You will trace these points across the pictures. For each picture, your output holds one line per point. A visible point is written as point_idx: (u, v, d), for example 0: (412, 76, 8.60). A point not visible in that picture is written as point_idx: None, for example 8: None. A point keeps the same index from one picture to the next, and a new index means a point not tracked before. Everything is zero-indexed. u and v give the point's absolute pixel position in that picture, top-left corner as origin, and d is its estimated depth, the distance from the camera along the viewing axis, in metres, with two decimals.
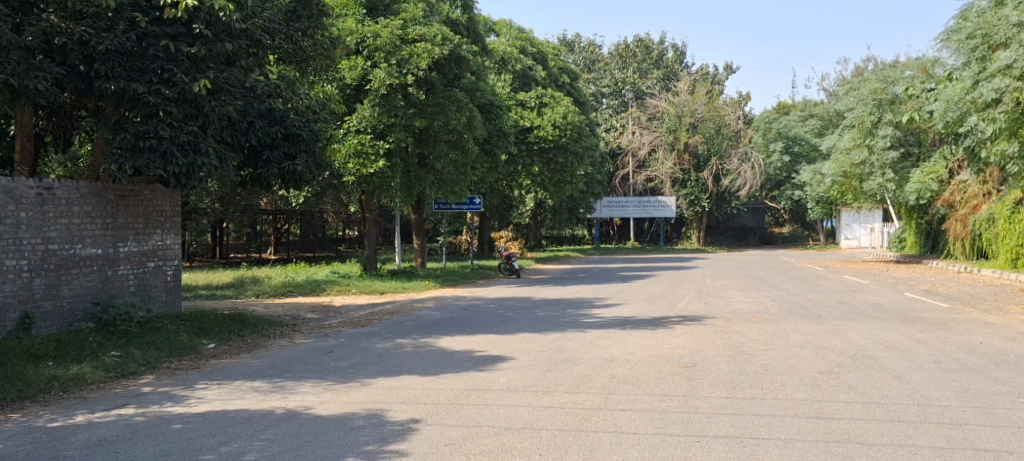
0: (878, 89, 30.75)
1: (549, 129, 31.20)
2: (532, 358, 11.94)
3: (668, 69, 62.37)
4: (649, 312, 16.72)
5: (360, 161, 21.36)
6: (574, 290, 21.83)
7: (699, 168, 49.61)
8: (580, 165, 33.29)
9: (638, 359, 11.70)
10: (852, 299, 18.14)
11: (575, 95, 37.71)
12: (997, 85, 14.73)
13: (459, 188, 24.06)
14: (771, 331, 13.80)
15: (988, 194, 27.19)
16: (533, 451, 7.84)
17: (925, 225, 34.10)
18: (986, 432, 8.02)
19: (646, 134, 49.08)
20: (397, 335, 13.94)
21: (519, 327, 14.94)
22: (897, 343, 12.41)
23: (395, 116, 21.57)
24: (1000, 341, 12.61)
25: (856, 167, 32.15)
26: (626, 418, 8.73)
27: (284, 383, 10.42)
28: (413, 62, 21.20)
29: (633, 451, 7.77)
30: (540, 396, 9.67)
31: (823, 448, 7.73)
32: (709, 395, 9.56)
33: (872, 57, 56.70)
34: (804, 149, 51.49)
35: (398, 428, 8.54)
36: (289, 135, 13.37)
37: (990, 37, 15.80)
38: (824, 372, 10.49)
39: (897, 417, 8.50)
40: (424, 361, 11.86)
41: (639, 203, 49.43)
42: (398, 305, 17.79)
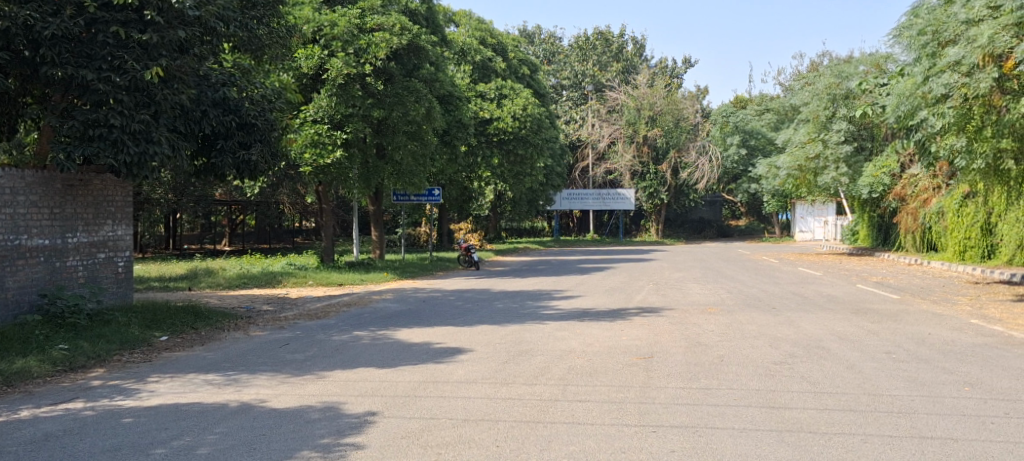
0: (833, 83, 31.69)
1: (509, 121, 31.26)
2: (490, 349, 11.95)
3: (627, 61, 62.56)
4: (607, 304, 16.81)
5: (316, 151, 21.13)
6: (533, 282, 21.83)
7: (659, 160, 50.02)
8: (540, 157, 33.40)
9: (596, 350, 11.75)
10: (806, 291, 18.42)
11: (535, 87, 37.78)
12: (946, 81, 15.03)
13: (418, 180, 23.90)
14: (727, 322, 13.96)
15: (937, 187, 27.67)
16: (491, 443, 7.83)
17: (877, 218, 34.63)
18: (934, 420, 8.17)
19: (605, 126, 49.21)
20: (354, 328, 13.86)
21: (477, 319, 14.94)
22: (849, 334, 12.63)
23: (352, 107, 21.39)
24: (948, 331, 12.88)
25: (810, 161, 32.09)
26: (584, 409, 8.76)
27: (238, 376, 10.30)
28: (371, 52, 21.14)
29: (590, 442, 7.81)
30: (499, 388, 9.68)
31: (776, 437, 7.83)
32: (665, 385, 9.64)
33: (827, 52, 57.66)
34: (761, 143, 51.89)
35: (355, 420, 8.50)
36: (244, 124, 13.21)
37: (940, 34, 16.12)
38: (777, 363, 10.63)
39: (846, 407, 8.63)
40: (382, 353, 11.81)
41: (599, 196, 49.72)
42: (356, 297, 17.71)
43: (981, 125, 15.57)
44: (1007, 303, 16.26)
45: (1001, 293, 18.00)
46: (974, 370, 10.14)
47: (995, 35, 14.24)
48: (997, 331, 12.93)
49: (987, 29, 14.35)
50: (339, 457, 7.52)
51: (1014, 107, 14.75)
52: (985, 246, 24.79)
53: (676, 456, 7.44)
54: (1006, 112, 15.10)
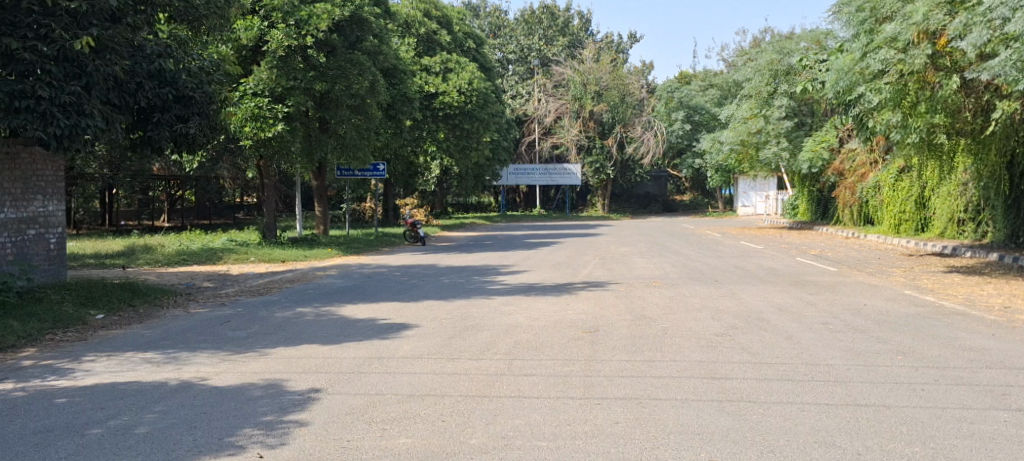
0: (774, 60, 31.86)
1: (455, 95, 31.09)
2: (436, 325, 11.92)
3: (573, 36, 62.49)
4: (553, 279, 16.86)
5: (257, 124, 20.46)
6: (479, 257, 21.83)
7: (605, 135, 50.23)
8: (486, 131, 33.22)
9: (542, 325, 11.79)
10: (747, 264, 18.68)
11: (481, 60, 37.61)
12: (883, 57, 15.29)
13: (363, 154, 23.58)
14: (671, 295, 14.12)
15: (874, 162, 28.18)
16: (436, 417, 7.83)
17: (817, 192, 35.21)
18: (868, 389, 8.36)
19: (551, 101, 49.20)
20: (297, 304, 13.73)
21: (422, 294, 14.89)
22: (789, 305, 12.86)
23: (294, 79, 21.04)
24: (883, 302, 13.18)
25: (752, 135, 32.68)
26: (530, 383, 8.79)
27: (178, 354, 10.14)
28: (312, 24, 20.84)
29: (536, 415, 7.84)
30: (445, 363, 9.67)
31: (717, 406, 7.93)
32: (609, 358, 9.72)
33: (769, 29, 58.30)
34: (705, 118, 52.43)
35: (298, 398, 8.42)
36: (181, 97, 12.93)
37: (878, 11, 16.44)
38: (719, 334, 10.77)
39: (784, 376, 8.79)
40: (326, 329, 11.73)
41: (545, 171, 49.91)
42: (299, 273, 17.53)
43: (916, 101, 15.81)
44: (940, 274, 16.67)
45: (933, 264, 18.45)
46: (906, 339, 10.40)
47: (930, 12, 14.52)
48: (929, 301, 13.28)
49: (922, 6, 14.65)
50: (281, 434, 7.45)
51: (948, 83, 15.16)
52: (919, 219, 25.31)
53: (619, 427, 7.50)
54: (940, 89, 15.44)
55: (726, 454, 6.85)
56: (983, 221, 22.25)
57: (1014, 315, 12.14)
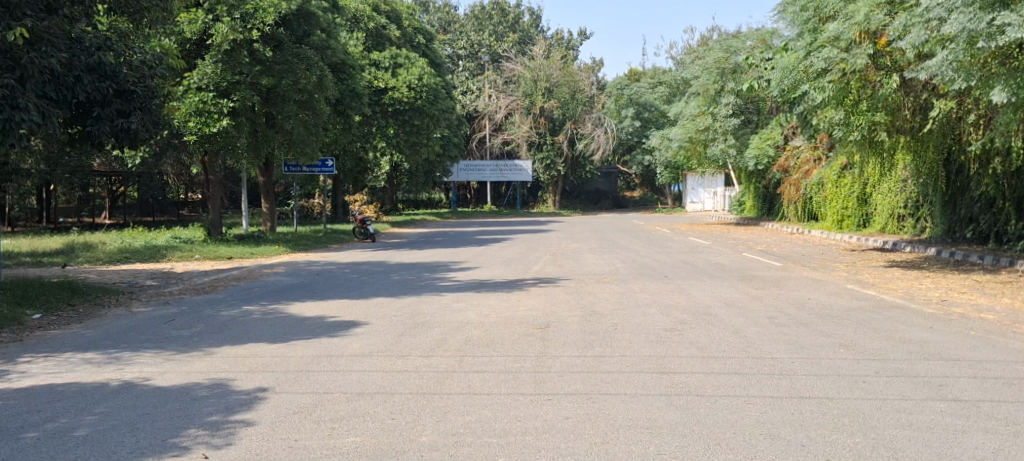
0: (722, 58, 32.04)
1: (404, 91, 30.94)
2: (385, 322, 11.82)
3: (523, 32, 62.48)
4: (504, 275, 16.83)
5: (201, 119, 20.25)
6: (429, 254, 21.71)
7: (556, 131, 50.39)
8: (436, 127, 33.07)
9: (492, 321, 11.75)
10: (695, 260, 18.82)
11: (431, 56, 37.45)
12: (826, 56, 15.39)
13: (311, 150, 23.30)
14: (621, 291, 14.18)
15: (818, 159, 28.59)
16: (386, 415, 7.75)
17: (762, 189, 35.67)
18: (812, 381, 8.46)
19: (502, 98, 49.15)
20: (243, 302, 13.51)
21: (372, 292, 14.75)
22: (735, 300, 12.98)
23: (239, 74, 20.75)
24: (826, 296, 13.38)
25: (700, 133, 33.04)
26: (480, 380, 8.75)
27: (119, 354, 9.91)
28: (259, 17, 20.61)
29: (485, 412, 7.79)
30: (394, 361, 9.58)
31: (665, 401, 7.96)
32: (560, 354, 9.71)
33: (716, 27, 58.94)
34: (654, 116, 52.67)
35: (244, 397, 8.28)
36: (122, 91, 12.66)
37: (821, 10, 16.64)
38: (668, 329, 10.83)
39: (732, 370, 8.86)
40: (274, 328, 11.56)
41: (496, 167, 49.67)
42: (246, 271, 17.26)
43: (858, 99, 16.05)
44: (881, 269, 16.97)
45: (875, 259, 18.79)
46: (849, 332, 10.55)
47: (870, 12, 14.77)
48: (870, 295, 13.52)
49: (862, 6, 14.89)
50: (227, 434, 7.32)
51: (890, 82, 15.52)
52: (860, 215, 25.79)
53: (569, 422, 7.49)
54: (881, 88, 15.73)
55: (674, 448, 6.87)
56: (921, 217, 22.66)
57: (952, 308, 12.40)
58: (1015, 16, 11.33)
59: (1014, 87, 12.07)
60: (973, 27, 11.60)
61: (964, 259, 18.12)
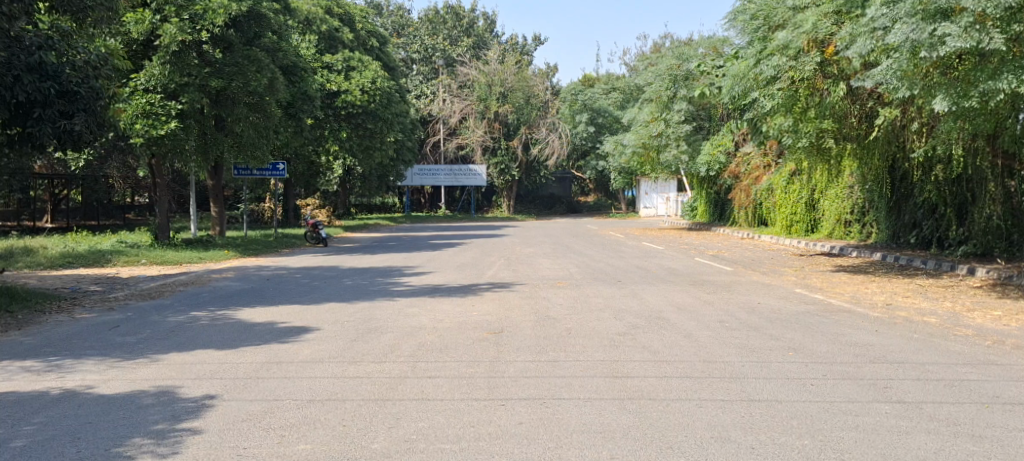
0: (674, 65, 32.24)
1: (357, 94, 30.70)
2: (337, 328, 11.67)
3: (477, 37, 62.47)
4: (457, 280, 16.75)
5: (149, 121, 19.82)
6: (382, 259, 21.55)
7: (510, 136, 50.38)
8: (390, 131, 32.87)
9: (446, 326, 11.66)
10: (649, 265, 18.93)
11: (384, 59, 37.25)
12: (776, 64, 15.62)
13: (261, 153, 22.99)
14: (574, 296, 14.18)
15: (768, 165, 28.86)
16: (337, 423, 7.62)
17: (714, 194, 36.01)
18: (762, 384, 8.51)
19: (456, 102, 48.79)
20: (191, 308, 13.26)
21: (324, 297, 14.58)
22: (687, 305, 13.05)
23: (188, 76, 20.43)
24: (775, 300, 13.50)
25: (653, 138, 33.23)
26: (433, 386, 8.66)
27: (61, 362, 9.65)
28: (208, 18, 20.29)
29: (438, 418, 7.71)
30: (345, 366, 9.46)
31: (618, 405, 7.95)
32: (514, 359, 9.66)
33: (669, 34, 59.47)
34: (607, 121, 52.98)
35: (191, 405, 8.10)
36: (64, 92, 12.37)
37: (770, 19, 16.82)
38: (621, 334, 10.83)
39: (684, 374, 8.87)
40: (222, 334, 11.34)
41: (450, 171, 49.56)
42: (194, 276, 16.95)
43: (806, 106, 16.28)
44: (828, 274, 17.21)
45: (822, 264, 19.02)
46: (797, 336, 10.65)
47: (818, 21, 15.02)
48: (817, 299, 13.67)
49: (811, 15, 15.12)
50: (173, 443, 7.14)
51: (835, 90, 15.70)
52: (809, 221, 26.17)
53: (523, 427, 7.43)
54: (828, 96, 15.97)
55: (626, 452, 6.85)
56: (868, 222, 23.07)
57: (897, 312, 12.59)
58: (955, 27, 11.51)
59: (955, 96, 12.28)
60: (916, 37, 11.76)
61: (908, 263, 18.42)
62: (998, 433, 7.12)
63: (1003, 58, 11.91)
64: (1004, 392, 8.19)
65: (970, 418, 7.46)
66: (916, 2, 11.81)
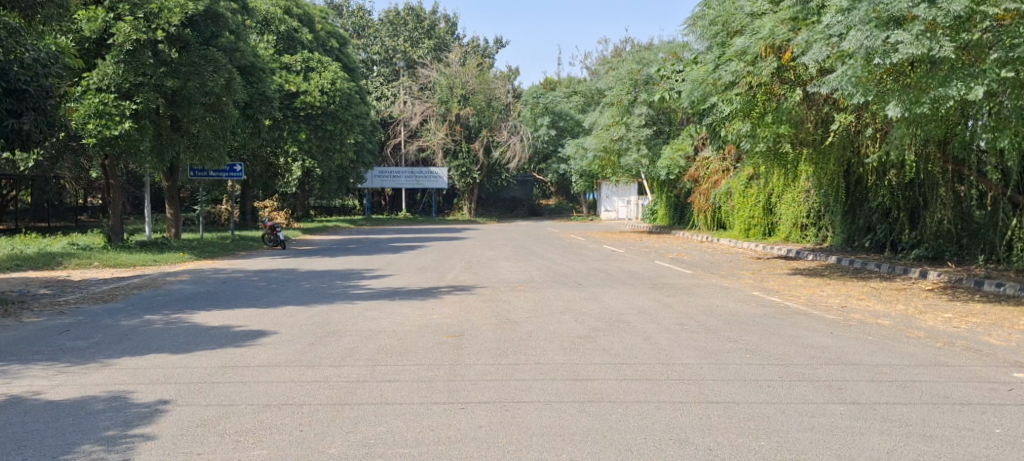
0: (634, 70, 32.68)
1: (317, 95, 30.45)
2: (295, 331, 11.53)
3: (439, 39, 62.24)
4: (418, 283, 16.65)
5: (102, 122, 19.48)
6: (342, 261, 21.38)
7: (471, 139, 50.30)
8: (349, 133, 32.71)
9: (406, 330, 11.56)
10: (609, 268, 18.97)
11: (344, 61, 36.99)
12: (733, 69, 15.80)
13: (218, 154, 22.68)
14: (535, 299, 14.16)
15: (726, 170, 29.01)
16: (294, 427, 7.51)
17: (674, 198, 36.23)
18: (720, 386, 8.53)
19: (417, 104, 48.77)
20: (144, 311, 13.02)
21: (281, 300, 14.41)
22: (647, 307, 13.09)
23: (142, 75, 20.15)
24: (733, 303, 13.60)
25: (614, 142, 33.36)
26: (392, 389, 8.57)
27: (8, 367, 9.41)
28: (164, 17, 20.04)
29: (397, 422, 7.62)
30: (303, 371, 9.33)
31: (578, 407, 7.93)
32: (474, 362, 9.60)
33: (629, 39, 59.82)
34: (569, 124, 53.16)
35: (144, 410, 7.94)
36: (12, 91, 12.13)
37: (729, 25, 16.96)
38: (582, 337, 10.81)
39: (644, 377, 8.87)
40: (177, 338, 11.15)
41: (411, 174, 49.41)
42: (148, 279, 16.67)
43: (763, 112, 16.46)
44: (785, 277, 17.38)
45: (779, 267, 19.20)
46: (754, 338, 10.72)
47: (776, 28, 15.04)
48: (774, 302, 13.79)
49: (768, 22, 15.19)
50: (124, 450, 6.99)
51: (792, 95, 15.89)
52: (766, 224, 26.48)
53: (482, 431, 7.38)
54: (785, 101, 16.13)
55: (586, 454, 6.83)
56: (823, 227, 23.39)
57: (851, 314, 12.73)
58: (907, 34, 11.67)
59: (907, 103, 12.45)
60: (870, 44, 11.90)
61: (862, 266, 18.66)
62: (949, 432, 7.21)
63: (953, 66, 12.10)
64: (954, 392, 8.30)
65: (922, 419, 7.53)
66: (870, 10, 11.96)
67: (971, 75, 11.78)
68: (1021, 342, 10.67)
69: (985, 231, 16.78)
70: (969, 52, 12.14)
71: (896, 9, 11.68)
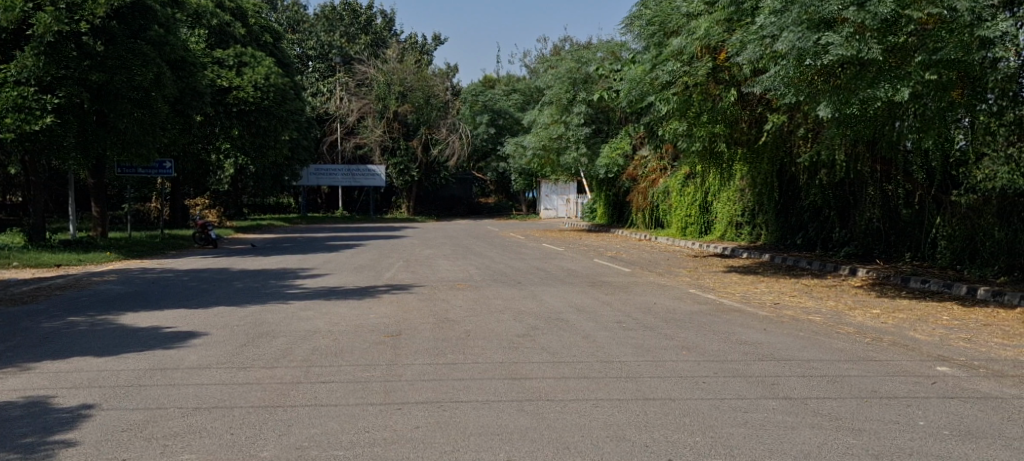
0: (573, 68, 32.52)
1: (250, 91, 29.91)
2: (227, 332, 11.24)
3: (376, 35, 61.81)
4: (355, 282, 16.41)
5: (21, 116, 18.86)
6: (277, 260, 21.02)
7: (409, 136, 50.01)
8: (285, 130, 32.23)
9: (342, 330, 11.33)
10: (548, 266, 18.94)
11: (279, 56, 36.44)
12: (670, 69, 15.92)
13: (147, 151, 22.11)
14: (474, 297, 14.05)
15: (665, 168, 29.13)
16: (224, 431, 7.27)
17: (612, 197, 36.43)
18: (657, 383, 8.51)
19: (353, 100, 48.37)
20: (68, 313, 12.59)
21: (213, 300, 14.06)
22: (586, 305, 13.08)
23: (64, 68, 19.50)
24: (670, 301, 13.62)
25: (553, 141, 33.43)
26: (326, 391, 8.36)
27: None
28: (88, 8, 19.53)
29: (332, 424, 7.43)
30: (235, 372, 9.07)
31: (516, 406, 7.83)
32: (412, 362, 9.43)
33: (569, 37, 60.04)
34: (508, 122, 53.13)
35: (66, 415, 7.62)
36: None
37: (666, 26, 16.99)
38: (520, 335, 10.72)
39: (582, 374, 8.82)
40: (102, 340, 10.76)
41: (348, 172, 48.94)
42: (73, 279, 16.16)
43: (699, 111, 16.48)
44: (720, 274, 17.50)
45: (715, 265, 19.40)
46: (690, 335, 10.74)
47: (710, 29, 15.13)
48: (710, 299, 13.85)
49: (703, 23, 15.25)
50: (43, 457, 6.68)
51: (727, 95, 16.10)
52: (702, 223, 26.72)
53: (419, 432, 7.23)
54: (720, 101, 16.31)
55: (523, 453, 6.73)
56: (757, 225, 23.72)
57: (784, 311, 12.84)
58: (837, 36, 11.83)
59: (837, 103, 12.59)
60: (802, 46, 12.06)
61: (795, 264, 18.93)
62: (877, 426, 7.27)
63: (881, 67, 12.27)
64: (881, 387, 8.39)
65: (851, 413, 7.60)
66: (802, 12, 12.10)
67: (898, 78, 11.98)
68: (945, 337, 10.85)
69: (912, 229, 17.14)
70: (895, 54, 12.32)
71: (827, 12, 11.86)
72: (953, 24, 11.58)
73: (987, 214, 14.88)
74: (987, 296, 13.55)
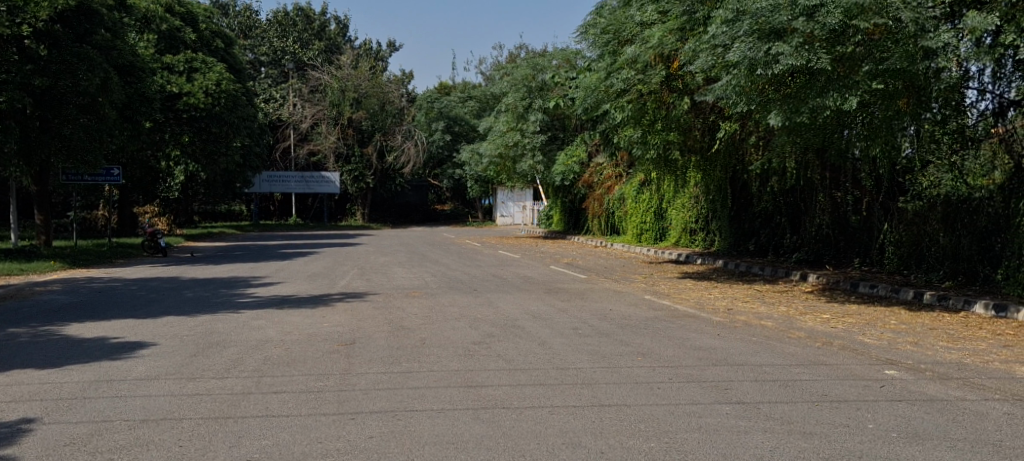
0: (528, 75, 32.43)
1: (201, 96, 29.39)
2: (176, 342, 10.99)
3: (330, 41, 61.43)
4: (308, 290, 16.20)
5: None
6: (228, 269, 20.69)
7: (364, 143, 49.75)
8: (235, 136, 31.95)
9: (295, 339, 11.14)
10: (504, 273, 18.86)
11: (230, 61, 35.97)
12: (624, 77, 15.93)
13: (93, 158, 21.41)
14: (429, 305, 13.93)
15: (620, 175, 29.17)
16: (172, 443, 7.09)
17: (568, 204, 36.47)
18: (612, 389, 8.47)
19: (307, 107, 47.91)
20: (10, 324, 12.23)
21: (162, 310, 13.76)
22: (541, 312, 13.02)
23: (6, 73, 18.89)
24: (625, 307, 13.61)
25: (509, 148, 33.38)
26: (278, 401, 8.20)
27: None
28: (30, 11, 19.24)
29: (284, 434, 7.28)
30: (184, 383, 8.86)
31: (471, 414, 7.73)
32: (365, 371, 9.29)
33: (524, 45, 60.15)
34: (464, 129, 52.95)
35: (6, 430, 7.37)
36: None
37: (620, 34, 17.05)
38: (476, 343, 10.63)
39: (537, 381, 8.75)
40: (45, 352, 10.45)
41: (302, 178, 48.06)
42: (16, 289, 15.73)
43: (654, 118, 16.65)
44: (674, 280, 17.55)
45: (669, 271, 19.45)
46: (645, 341, 10.73)
47: (663, 37, 15.13)
48: (665, 305, 13.87)
49: (657, 32, 15.24)
50: None
51: (680, 104, 16.17)
52: (657, 229, 26.77)
53: (372, 441, 7.10)
54: (673, 108, 16.40)
55: None
56: (711, 232, 23.85)
57: (737, 316, 12.90)
58: (787, 46, 11.92)
59: (787, 112, 12.72)
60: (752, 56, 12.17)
61: (747, 270, 19.06)
62: (828, 429, 7.30)
63: (830, 76, 12.28)
64: (832, 391, 8.43)
65: (803, 416, 7.62)
66: (753, 22, 12.22)
67: (847, 87, 12.08)
68: (892, 341, 10.95)
69: (862, 235, 17.32)
70: (843, 63, 12.24)
71: (776, 22, 11.95)
72: (898, 35, 11.78)
73: (932, 220, 15.07)
74: (933, 300, 13.73)
